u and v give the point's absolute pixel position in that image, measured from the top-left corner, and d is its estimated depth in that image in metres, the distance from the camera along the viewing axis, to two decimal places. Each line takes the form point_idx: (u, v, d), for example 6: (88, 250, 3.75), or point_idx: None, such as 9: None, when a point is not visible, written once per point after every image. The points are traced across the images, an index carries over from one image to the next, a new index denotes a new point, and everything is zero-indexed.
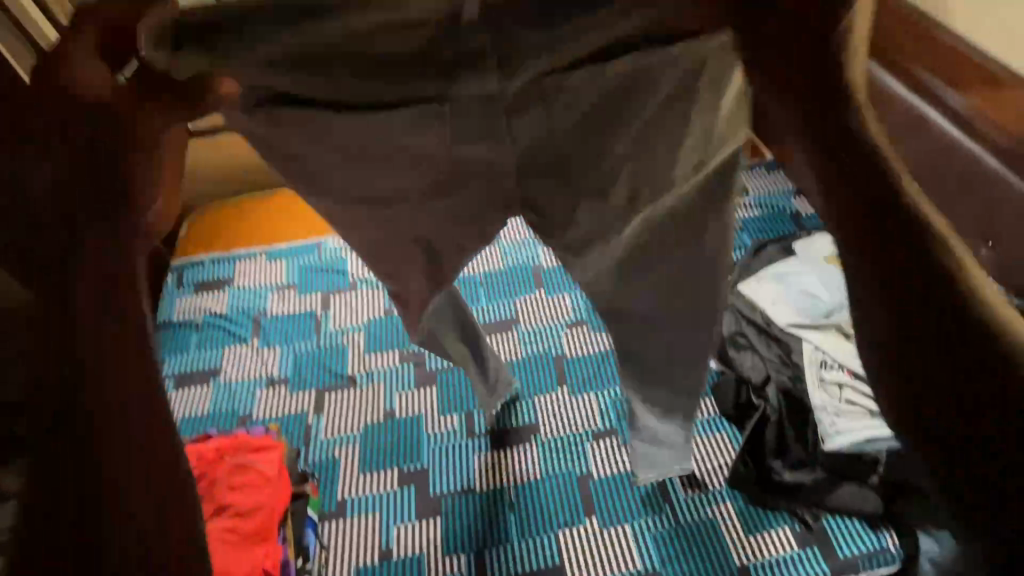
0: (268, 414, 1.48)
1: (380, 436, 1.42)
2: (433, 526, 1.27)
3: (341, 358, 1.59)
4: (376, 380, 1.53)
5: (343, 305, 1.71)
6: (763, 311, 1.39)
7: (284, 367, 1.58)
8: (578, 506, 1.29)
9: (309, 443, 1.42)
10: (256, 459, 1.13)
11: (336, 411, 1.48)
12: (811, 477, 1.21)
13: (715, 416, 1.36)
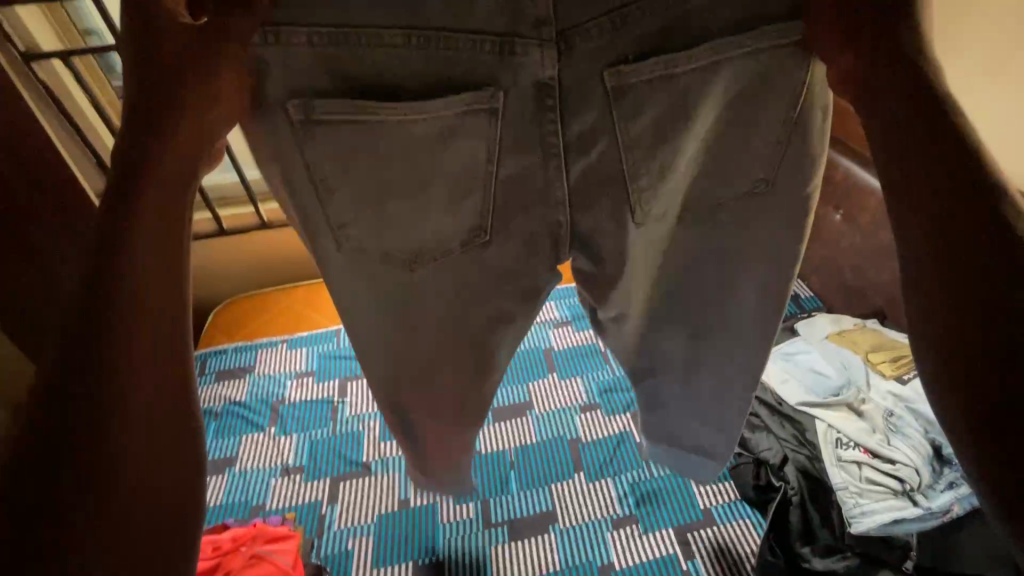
0: (283, 506, 1.47)
1: (394, 527, 1.40)
2: None
3: (357, 444, 1.59)
4: (391, 467, 1.53)
5: (360, 391, 1.74)
6: (773, 390, 1.40)
7: (299, 455, 1.58)
8: None
9: (322, 536, 1.39)
10: (272, 550, 1.11)
11: (350, 500, 1.46)
12: (843, 563, 1.13)
13: (736, 500, 1.34)
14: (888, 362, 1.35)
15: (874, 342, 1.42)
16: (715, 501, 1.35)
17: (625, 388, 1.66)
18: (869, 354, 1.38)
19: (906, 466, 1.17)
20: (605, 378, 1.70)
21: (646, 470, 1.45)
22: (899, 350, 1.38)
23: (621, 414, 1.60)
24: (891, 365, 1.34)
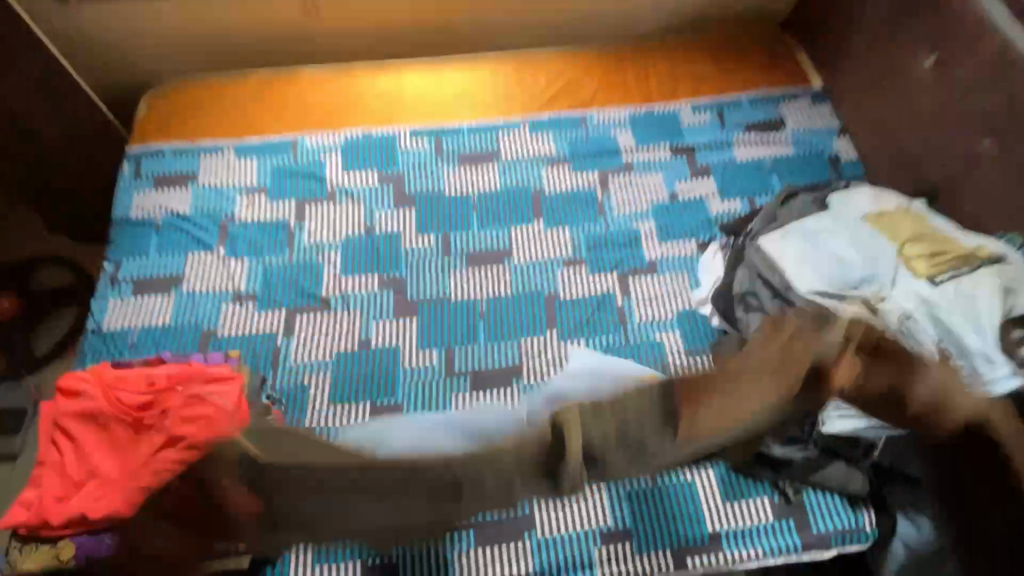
0: (234, 334, 1.37)
1: (353, 367, 1.34)
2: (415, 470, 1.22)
3: (316, 276, 1.45)
4: (352, 305, 1.41)
5: (320, 217, 1.54)
6: (782, 273, 1.25)
7: (253, 282, 1.44)
8: None
9: (277, 368, 1.33)
10: (212, 392, 1.04)
11: (308, 335, 1.37)
12: (801, 454, 1.14)
13: None
14: (925, 258, 1.17)
15: (916, 233, 1.22)
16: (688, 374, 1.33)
17: (616, 246, 1.51)
18: (906, 246, 1.19)
19: (903, 374, 1.08)
20: (596, 232, 1.53)
21: (622, 335, 1.38)
22: (943, 246, 1.18)
23: (606, 275, 1.46)
24: (928, 262, 1.16)
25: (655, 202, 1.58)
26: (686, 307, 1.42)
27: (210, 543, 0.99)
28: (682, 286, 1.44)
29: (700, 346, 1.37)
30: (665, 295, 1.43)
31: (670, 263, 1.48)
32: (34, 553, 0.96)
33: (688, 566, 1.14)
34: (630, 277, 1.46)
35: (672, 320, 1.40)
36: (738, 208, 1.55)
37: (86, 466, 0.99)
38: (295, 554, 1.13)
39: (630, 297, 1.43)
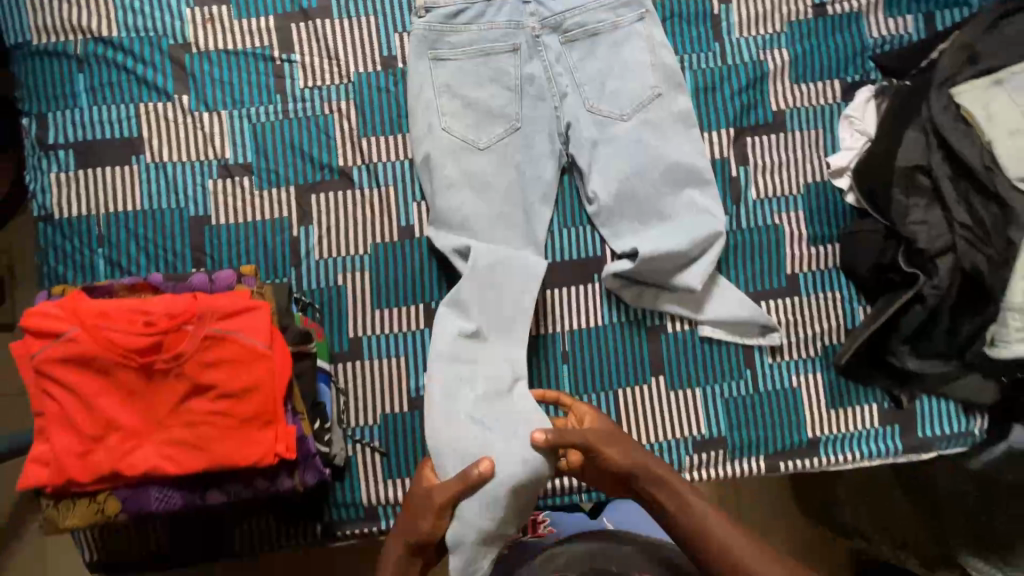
0: (233, 221, 1.05)
1: (396, 263, 1.06)
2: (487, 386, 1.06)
3: (324, 138, 1.06)
4: (382, 179, 1.06)
5: (316, 45, 1.07)
6: (984, 146, 0.90)
7: (240, 147, 1.05)
8: (646, 365, 1.08)
9: (300, 266, 1.05)
10: (233, 330, 0.79)
11: (330, 222, 1.06)
12: (940, 369, 0.99)
13: (832, 271, 1.09)
14: None
15: None
16: (805, 267, 1.09)
17: (734, 91, 1.10)
18: None
19: None
20: (706, 70, 1.10)
21: (730, 217, 1.09)
22: None
23: (719, 132, 1.09)
24: None
25: (792, 20, 1.11)
26: (816, 178, 1.09)
27: (275, 488, 0.87)
28: (816, 149, 1.10)
29: (829, 231, 1.09)
30: (792, 161, 1.10)
31: (800, 116, 1.10)
32: (72, 507, 0.83)
33: (780, 470, 1.08)
34: (748, 137, 1.10)
35: (797, 197, 1.09)
36: (909, 32, 1.11)
37: (98, 418, 0.80)
38: (363, 469, 1.05)
39: (747, 164, 1.09)
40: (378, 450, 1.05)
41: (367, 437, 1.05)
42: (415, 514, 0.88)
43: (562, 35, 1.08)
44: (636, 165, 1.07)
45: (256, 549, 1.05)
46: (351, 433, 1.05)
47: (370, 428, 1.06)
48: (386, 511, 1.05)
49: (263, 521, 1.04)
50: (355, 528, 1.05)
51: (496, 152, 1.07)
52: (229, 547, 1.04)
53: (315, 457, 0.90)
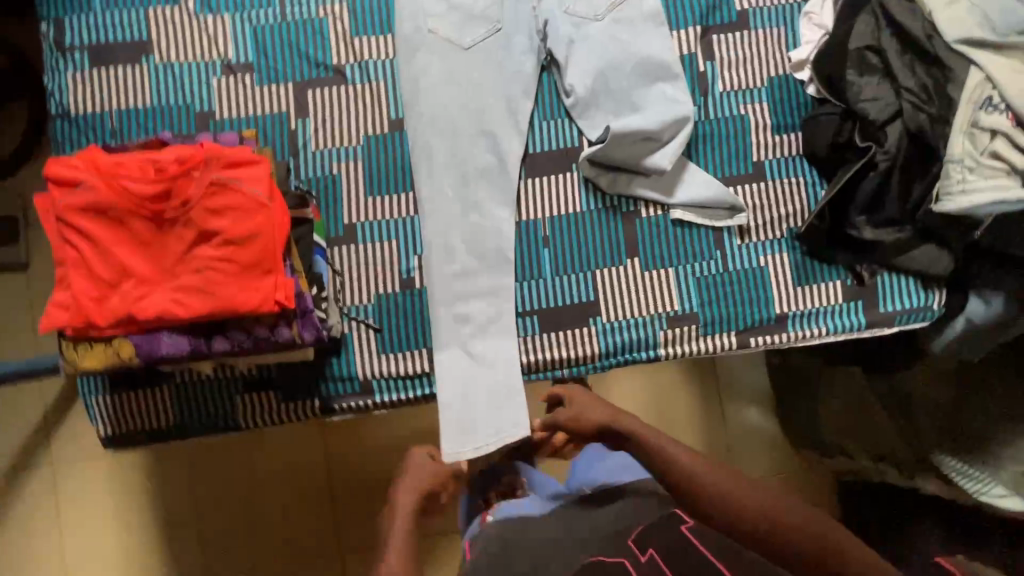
0: (236, 116, 1.13)
1: (386, 153, 1.14)
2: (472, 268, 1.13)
3: (319, 38, 1.14)
4: (373, 75, 1.14)
5: None
6: (927, 17, 0.97)
7: (242, 47, 1.13)
8: (621, 248, 1.15)
9: (298, 156, 1.13)
10: (236, 179, 0.87)
11: (326, 116, 1.14)
12: (894, 236, 1.05)
13: (794, 158, 1.17)
14: None
15: None
16: (770, 155, 1.17)
17: None
18: None
19: None
20: None
21: (699, 109, 1.16)
22: None
23: (686, 30, 1.17)
24: None
25: None
26: (778, 72, 1.18)
27: (274, 338, 0.94)
28: (778, 45, 1.18)
29: (792, 122, 1.17)
30: (756, 56, 1.18)
31: (763, 15, 1.18)
32: (90, 351, 0.90)
33: (751, 345, 1.15)
34: (714, 35, 1.17)
35: (760, 90, 1.17)
36: None
37: (113, 264, 0.87)
38: (358, 345, 1.12)
39: (713, 59, 1.17)
40: (372, 327, 1.12)
41: (361, 314, 1.12)
42: (421, 465, 1.09)
43: None
44: (608, 59, 1.14)
45: (258, 422, 1.12)
46: (346, 312, 1.12)
47: (364, 307, 1.12)
48: (379, 385, 1.12)
49: (264, 395, 1.11)
50: (350, 401, 1.12)
51: (479, 50, 1.15)
52: (234, 420, 1.11)
53: (312, 314, 0.97)
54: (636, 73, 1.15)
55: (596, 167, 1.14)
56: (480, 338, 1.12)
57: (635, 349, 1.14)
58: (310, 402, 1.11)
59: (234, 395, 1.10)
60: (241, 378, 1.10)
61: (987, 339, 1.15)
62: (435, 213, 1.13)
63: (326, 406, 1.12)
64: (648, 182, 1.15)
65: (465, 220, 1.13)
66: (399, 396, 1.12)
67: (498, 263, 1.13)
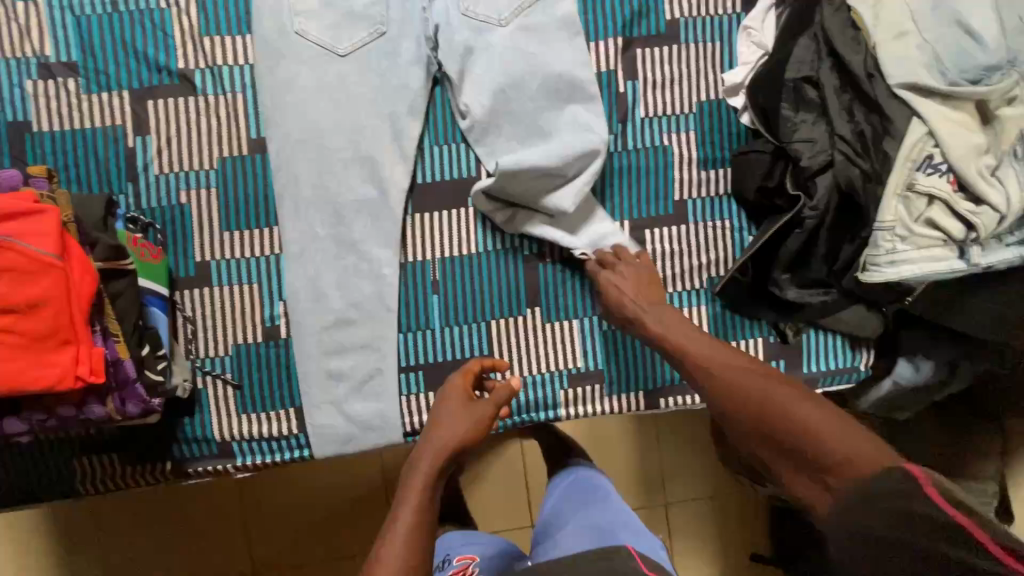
0: (58, 129, 0.94)
1: (246, 179, 0.96)
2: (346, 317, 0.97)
3: (161, 36, 0.94)
4: (229, 85, 0.95)
5: None
6: (870, 50, 0.82)
7: (62, 43, 0.93)
8: (521, 296, 1.01)
9: (138, 181, 0.95)
10: (10, 235, 0.70)
11: (171, 133, 0.95)
12: (820, 299, 0.93)
13: (722, 197, 1.02)
14: None
15: None
16: (695, 193, 1.02)
17: None
18: None
19: (991, 211, 0.78)
20: None
21: (615, 137, 1.01)
22: None
23: (605, 42, 1.00)
24: None
25: None
26: (709, 96, 1.01)
27: (85, 416, 0.80)
28: (710, 64, 1.01)
29: (722, 155, 1.02)
30: (686, 76, 1.01)
31: (695, 27, 1.01)
32: None
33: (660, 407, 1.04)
34: (637, 49, 1.01)
35: (688, 116, 1.01)
36: None
37: None
38: (214, 403, 0.97)
39: (636, 78, 1.01)
40: (230, 383, 0.97)
41: (217, 368, 0.97)
42: (457, 416, 0.85)
43: None
44: (510, 76, 0.97)
45: (100, 488, 0.96)
46: (199, 364, 0.97)
47: (222, 359, 0.98)
48: (240, 448, 0.98)
49: (107, 459, 0.95)
50: (207, 465, 0.97)
51: (358, 58, 0.96)
52: (70, 487, 0.95)
53: (136, 384, 0.82)
54: (544, 92, 0.98)
55: (488, 203, 0.98)
56: (355, 397, 0.98)
57: (533, 409, 1.01)
58: (160, 465, 0.96)
59: (68, 459, 0.94)
60: (78, 439, 0.94)
61: (914, 402, 1.06)
62: (303, 254, 0.97)
63: (180, 470, 0.97)
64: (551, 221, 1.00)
65: (341, 261, 0.97)
66: (264, 460, 0.99)
67: (377, 312, 0.98)
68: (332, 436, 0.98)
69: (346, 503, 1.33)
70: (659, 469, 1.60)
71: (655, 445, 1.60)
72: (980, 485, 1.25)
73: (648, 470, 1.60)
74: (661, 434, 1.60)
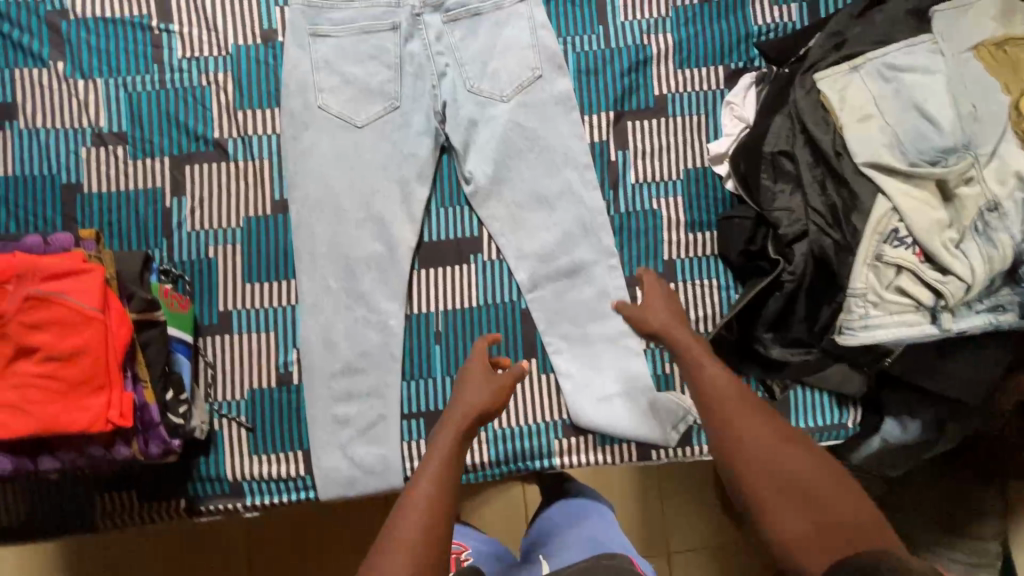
0: (106, 190, 1.05)
1: (269, 237, 1.06)
2: (354, 366, 1.04)
3: (200, 108, 1.05)
4: (258, 152, 1.06)
5: (194, 15, 1.06)
6: (838, 132, 0.90)
7: (115, 115, 1.05)
8: (518, 347, 1.07)
9: (171, 237, 1.05)
10: (59, 291, 0.79)
11: (203, 194, 1.05)
12: (802, 358, 0.97)
13: (709, 257, 1.09)
14: None
15: None
16: (683, 253, 1.09)
17: (617, 74, 1.10)
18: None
19: (957, 280, 0.82)
20: (588, 52, 1.10)
21: (611, 200, 1.09)
22: None
23: (599, 115, 1.09)
24: None
25: (677, 6, 1.11)
26: (696, 164, 1.10)
27: (111, 456, 0.86)
28: (697, 134, 1.10)
29: (709, 218, 1.10)
30: (674, 146, 1.10)
31: (682, 102, 1.10)
32: None
33: (652, 458, 1.06)
34: (628, 121, 1.09)
35: (677, 182, 1.09)
36: (793, 20, 1.10)
37: None
38: (228, 445, 1.03)
39: (627, 148, 1.09)
40: (244, 426, 1.04)
41: (232, 412, 1.04)
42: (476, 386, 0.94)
43: (444, 15, 1.08)
44: (512, 148, 1.07)
45: (116, 523, 1.02)
46: (216, 407, 1.04)
47: (237, 403, 1.05)
48: (250, 487, 1.03)
49: (124, 495, 1.01)
50: (218, 503, 1.03)
51: (373, 129, 1.06)
52: (89, 522, 1.01)
53: (159, 426, 0.90)
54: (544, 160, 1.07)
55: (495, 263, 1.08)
56: (359, 441, 1.04)
57: (528, 457, 1.05)
58: (173, 502, 1.02)
59: (90, 495, 1.01)
60: (100, 476, 1.01)
61: (904, 459, 1.07)
62: (316, 305, 1.05)
63: (191, 508, 1.02)
64: (549, 278, 1.07)
65: (351, 313, 1.05)
66: (270, 500, 1.04)
67: (382, 363, 1.04)
68: (336, 478, 1.03)
69: (351, 543, 1.36)
70: (660, 521, 1.59)
71: (657, 493, 1.60)
72: (979, 544, 1.24)
73: (651, 516, 1.60)
74: (663, 482, 1.60)
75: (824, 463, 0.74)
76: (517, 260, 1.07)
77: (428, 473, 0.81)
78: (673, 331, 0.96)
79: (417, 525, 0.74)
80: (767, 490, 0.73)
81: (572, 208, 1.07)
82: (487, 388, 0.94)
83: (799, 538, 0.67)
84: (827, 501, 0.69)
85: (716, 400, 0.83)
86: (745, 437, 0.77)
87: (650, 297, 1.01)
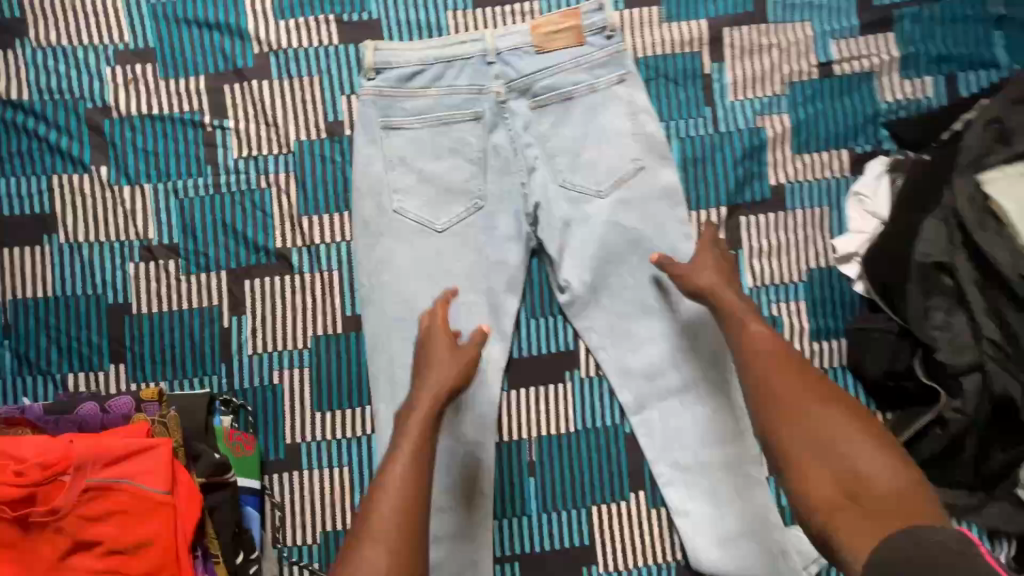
0: (158, 310, 0.93)
1: (340, 358, 0.94)
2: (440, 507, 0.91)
3: (260, 215, 0.93)
4: (325, 262, 0.94)
5: (251, 109, 0.93)
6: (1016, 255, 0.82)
7: (165, 226, 0.93)
8: (623, 476, 0.95)
9: (231, 362, 0.93)
10: (121, 476, 0.67)
11: (266, 311, 0.93)
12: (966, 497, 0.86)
13: (838, 368, 0.96)
14: None
15: None
16: None
17: (727, 164, 0.97)
18: None
19: None
20: (695, 138, 0.97)
21: None
22: None
23: (708, 210, 0.97)
24: None
25: (795, 81, 0.97)
26: (818, 263, 0.97)
27: None
28: (820, 229, 0.97)
29: (835, 324, 0.96)
30: (794, 243, 0.97)
31: (802, 192, 0.97)
32: None
33: None
34: (741, 216, 0.97)
35: (797, 284, 0.96)
36: (928, 97, 0.97)
37: None
38: None
39: (741, 247, 0.96)
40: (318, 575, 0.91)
41: (304, 559, 0.91)
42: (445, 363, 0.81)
43: (531, 101, 0.94)
44: (613, 253, 0.94)
45: None
46: (285, 554, 0.91)
47: (309, 548, 0.91)
48: None
49: None
50: None
51: (455, 234, 0.93)
52: None
53: None
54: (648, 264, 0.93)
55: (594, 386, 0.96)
56: None
57: None
58: None
59: None
60: None
61: None
62: None
63: None
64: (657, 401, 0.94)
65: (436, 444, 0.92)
66: None
67: (472, 501, 0.91)
68: None
69: None
70: None
71: None
72: None
73: None
74: None
75: (855, 428, 0.69)
76: (620, 381, 0.95)
77: (397, 472, 0.72)
78: (722, 293, 0.81)
79: (390, 518, 0.69)
80: (797, 456, 0.69)
81: (683, 318, 0.94)
82: (454, 366, 0.81)
83: (815, 513, 0.66)
84: (865, 469, 0.66)
85: (750, 359, 0.76)
86: (784, 401, 0.72)
87: (701, 254, 0.86)
